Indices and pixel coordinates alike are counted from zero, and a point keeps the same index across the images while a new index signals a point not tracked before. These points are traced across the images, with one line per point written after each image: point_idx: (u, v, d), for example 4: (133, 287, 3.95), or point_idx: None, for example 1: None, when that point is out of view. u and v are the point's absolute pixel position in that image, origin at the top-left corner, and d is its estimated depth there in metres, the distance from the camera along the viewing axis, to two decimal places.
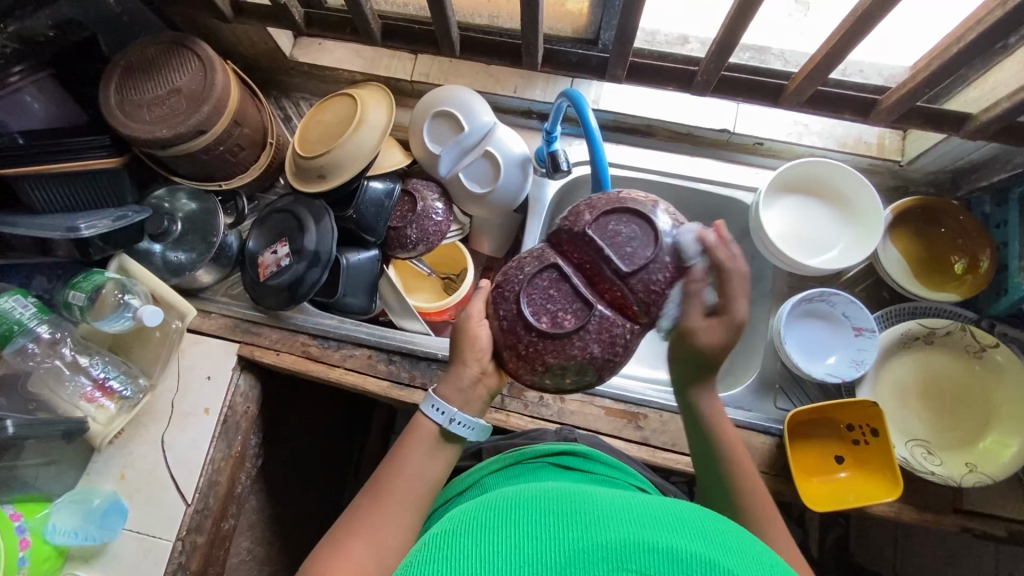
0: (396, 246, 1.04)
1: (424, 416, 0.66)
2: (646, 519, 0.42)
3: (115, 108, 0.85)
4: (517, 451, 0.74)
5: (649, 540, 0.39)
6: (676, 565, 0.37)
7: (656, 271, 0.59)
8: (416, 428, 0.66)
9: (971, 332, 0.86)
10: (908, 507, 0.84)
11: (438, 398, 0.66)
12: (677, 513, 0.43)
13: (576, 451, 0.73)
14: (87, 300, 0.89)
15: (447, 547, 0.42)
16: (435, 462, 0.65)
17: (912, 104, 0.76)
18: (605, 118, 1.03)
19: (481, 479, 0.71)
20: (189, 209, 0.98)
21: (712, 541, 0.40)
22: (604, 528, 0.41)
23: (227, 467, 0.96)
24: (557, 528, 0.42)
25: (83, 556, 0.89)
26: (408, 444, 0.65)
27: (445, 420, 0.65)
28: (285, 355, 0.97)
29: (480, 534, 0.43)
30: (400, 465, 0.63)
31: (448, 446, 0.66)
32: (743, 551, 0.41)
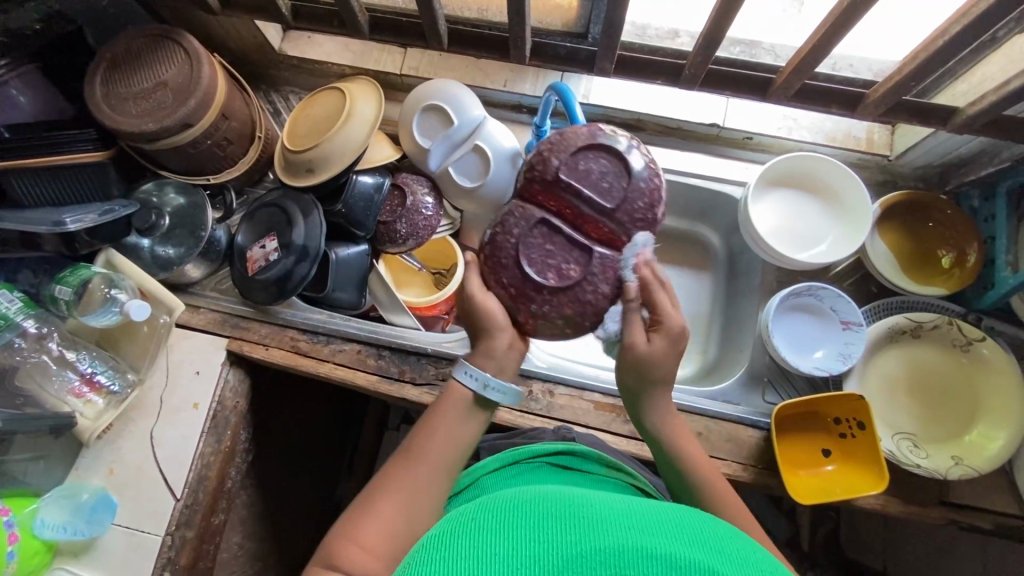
0: (385, 240, 1.04)
1: (457, 383, 0.63)
2: (645, 524, 0.41)
3: (100, 101, 0.84)
4: (515, 449, 0.77)
5: (647, 546, 0.38)
6: (674, 571, 0.36)
7: (635, 200, 0.62)
8: (449, 393, 0.64)
9: (957, 325, 0.87)
10: (895, 500, 0.84)
11: (471, 364, 0.63)
12: (678, 519, 0.43)
13: (574, 451, 0.76)
14: (73, 295, 0.88)
15: (443, 549, 0.42)
16: (469, 426, 0.63)
17: (899, 97, 0.76)
18: (595, 112, 1.02)
19: (480, 478, 0.73)
20: (177, 204, 0.97)
21: (712, 549, 0.39)
22: (603, 531, 0.40)
23: (216, 462, 0.95)
24: (556, 531, 0.41)
25: (72, 551, 0.89)
26: (437, 407, 0.64)
27: (481, 387, 0.62)
28: (274, 349, 0.97)
29: (478, 537, 0.42)
30: (433, 428, 0.62)
31: (478, 412, 0.64)
32: (744, 559, 0.40)
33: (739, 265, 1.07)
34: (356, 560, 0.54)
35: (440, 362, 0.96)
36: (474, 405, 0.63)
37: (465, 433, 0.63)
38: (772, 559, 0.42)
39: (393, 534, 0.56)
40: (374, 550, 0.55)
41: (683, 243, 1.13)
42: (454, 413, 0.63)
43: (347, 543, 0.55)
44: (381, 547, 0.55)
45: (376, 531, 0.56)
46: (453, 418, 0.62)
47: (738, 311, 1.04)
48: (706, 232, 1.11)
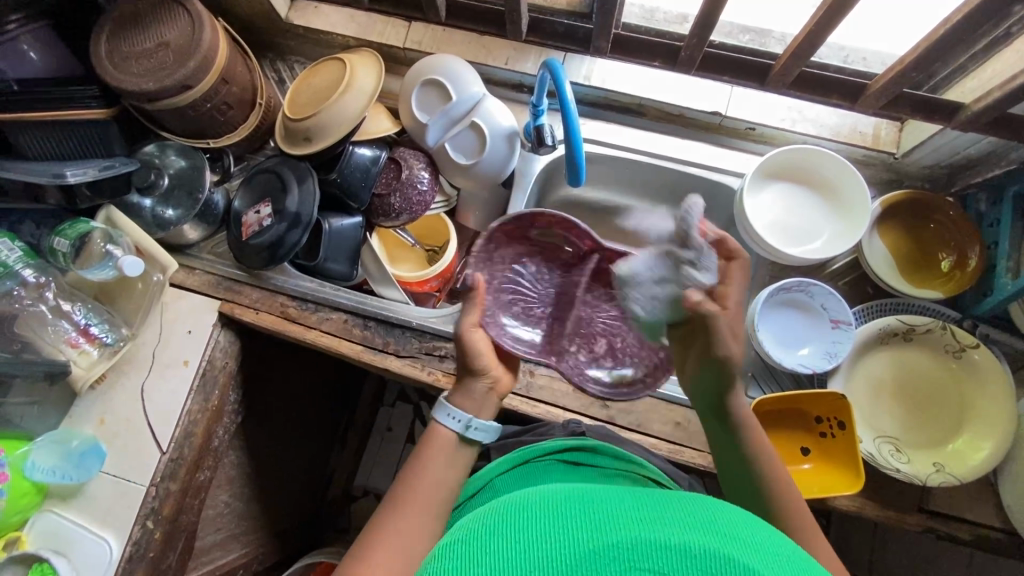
0: (379, 214, 1.05)
1: (439, 425, 0.68)
2: (658, 516, 0.42)
3: (104, 59, 0.86)
4: (524, 448, 0.75)
5: (661, 538, 0.39)
6: (689, 560, 0.38)
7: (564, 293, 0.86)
8: (433, 435, 0.68)
9: (951, 331, 0.84)
10: (872, 503, 0.83)
11: (453, 406, 0.69)
12: (687, 508, 0.43)
13: (586, 446, 0.75)
14: (71, 249, 0.91)
15: (463, 553, 0.42)
16: (456, 467, 0.66)
17: (901, 89, 0.74)
18: (596, 95, 1.01)
19: (492, 480, 0.71)
20: (179, 166, 0.99)
21: (725, 535, 0.40)
22: (614, 527, 0.41)
23: (203, 420, 0.98)
24: (569, 527, 0.42)
25: (61, 495, 0.93)
26: (421, 449, 0.67)
27: (463, 428, 0.68)
28: (264, 314, 0.98)
29: (494, 538, 0.43)
30: (420, 474, 0.64)
31: (463, 455, 0.67)
32: (760, 544, 0.41)
33: None
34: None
35: (424, 336, 0.96)
36: (459, 443, 0.68)
37: (452, 476, 0.65)
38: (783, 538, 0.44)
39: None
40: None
41: None
42: (441, 459, 0.66)
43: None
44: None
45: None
46: (441, 460, 0.66)
47: None
48: None
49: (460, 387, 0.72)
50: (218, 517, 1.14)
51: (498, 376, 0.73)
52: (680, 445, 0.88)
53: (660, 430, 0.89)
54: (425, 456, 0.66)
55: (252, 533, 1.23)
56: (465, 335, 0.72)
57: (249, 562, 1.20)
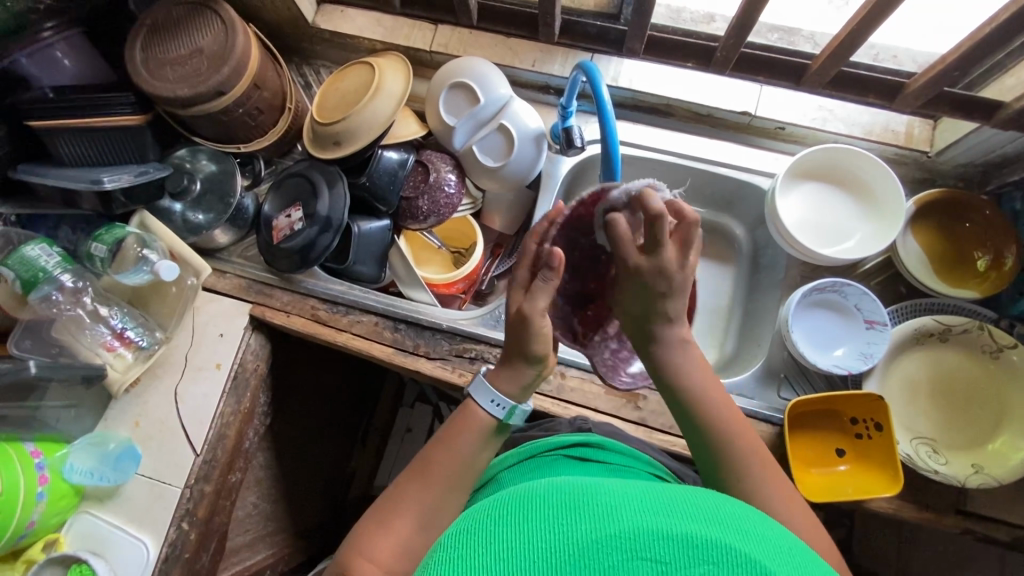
0: (407, 216, 1.05)
1: (478, 406, 0.66)
2: (658, 504, 0.39)
3: (139, 66, 0.87)
4: (533, 443, 0.76)
5: (662, 527, 0.37)
6: (693, 553, 0.35)
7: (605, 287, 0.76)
8: (469, 417, 0.66)
9: (988, 331, 0.83)
10: (908, 504, 0.83)
11: (499, 393, 0.65)
12: (686, 496, 0.41)
13: (592, 442, 0.74)
14: (108, 252, 0.92)
15: (450, 550, 0.38)
16: (486, 452, 0.66)
17: (942, 88, 0.73)
18: (624, 96, 1.01)
19: (499, 475, 0.73)
20: (209, 170, 1.00)
21: (726, 524, 0.38)
22: (611, 515, 0.38)
23: (235, 422, 0.99)
24: (564, 516, 0.38)
25: (98, 497, 0.94)
26: (455, 426, 0.66)
27: (505, 414, 0.66)
28: (295, 317, 0.99)
29: (482, 533, 0.39)
30: (448, 453, 0.64)
31: (496, 438, 0.67)
32: (760, 532, 0.39)
33: (762, 259, 1.05)
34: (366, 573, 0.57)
35: (454, 339, 0.97)
36: (490, 430, 0.66)
37: (481, 458, 0.66)
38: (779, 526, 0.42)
39: (403, 548, 0.59)
40: (382, 564, 0.57)
41: (705, 233, 1.12)
42: (471, 440, 0.65)
43: (357, 556, 0.58)
44: (389, 561, 0.58)
45: (383, 547, 0.58)
46: (473, 441, 0.65)
47: (757, 305, 1.03)
48: (730, 223, 1.10)
49: (504, 368, 0.66)
50: (247, 518, 1.15)
51: (549, 365, 0.67)
52: None
53: None
54: (457, 433, 0.65)
55: (280, 533, 1.25)
56: (533, 321, 0.62)
57: (276, 562, 1.21)
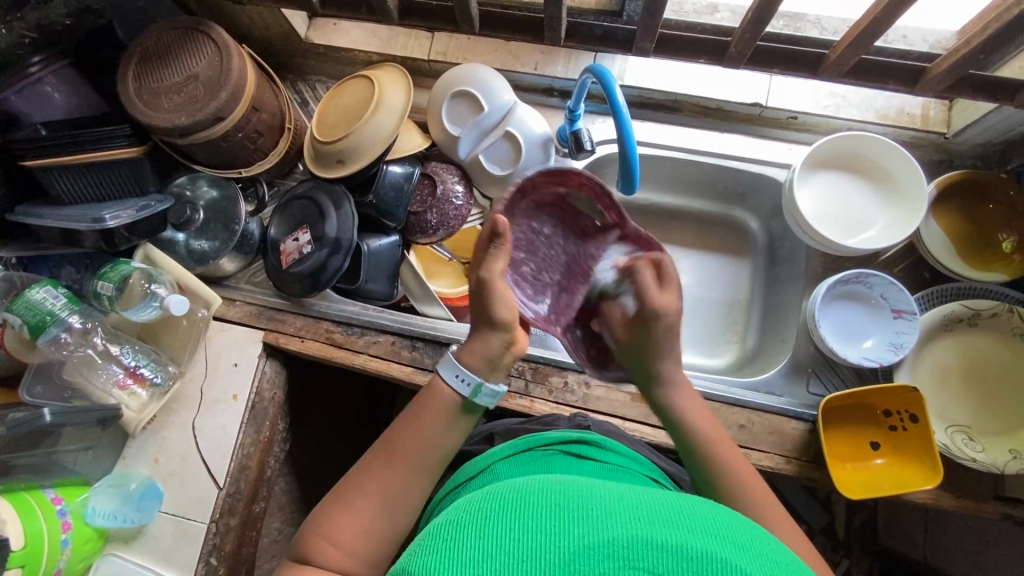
0: (416, 231, 1.03)
1: (443, 382, 0.61)
2: (657, 514, 0.38)
3: (133, 96, 0.84)
4: (527, 436, 0.73)
5: (659, 537, 0.36)
6: (685, 564, 0.34)
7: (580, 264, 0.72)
8: (434, 393, 0.61)
9: (1018, 313, 0.82)
10: (947, 494, 0.81)
11: (462, 366, 0.61)
12: (688, 506, 0.40)
13: (589, 440, 0.72)
14: (115, 291, 0.89)
15: (443, 539, 0.39)
16: (454, 431, 0.61)
17: (965, 72, 0.71)
18: (630, 94, 0.99)
19: (493, 464, 0.68)
20: (210, 196, 0.98)
21: (724, 538, 0.37)
22: (608, 522, 0.37)
23: (256, 452, 0.97)
24: (558, 522, 0.38)
25: (122, 538, 0.92)
26: (420, 403, 0.61)
27: (471, 391, 0.61)
28: (309, 341, 0.97)
29: (474, 527, 0.39)
30: (418, 429, 0.60)
31: (464, 417, 0.62)
32: (759, 549, 0.38)
33: (780, 251, 1.03)
34: (332, 558, 0.54)
35: None
36: (457, 407, 0.62)
37: (449, 438, 0.61)
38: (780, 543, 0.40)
39: (369, 531, 0.56)
40: (348, 547, 0.55)
41: (719, 227, 1.10)
42: (439, 417, 0.61)
43: (320, 539, 0.55)
44: (355, 544, 0.55)
45: (349, 529, 0.55)
46: (438, 422, 0.61)
47: (778, 299, 1.01)
48: (745, 216, 1.08)
49: (471, 341, 0.62)
50: (273, 544, 1.14)
51: (520, 334, 0.63)
52: None
53: None
54: (424, 412, 0.61)
55: None
56: (491, 284, 0.61)
57: None
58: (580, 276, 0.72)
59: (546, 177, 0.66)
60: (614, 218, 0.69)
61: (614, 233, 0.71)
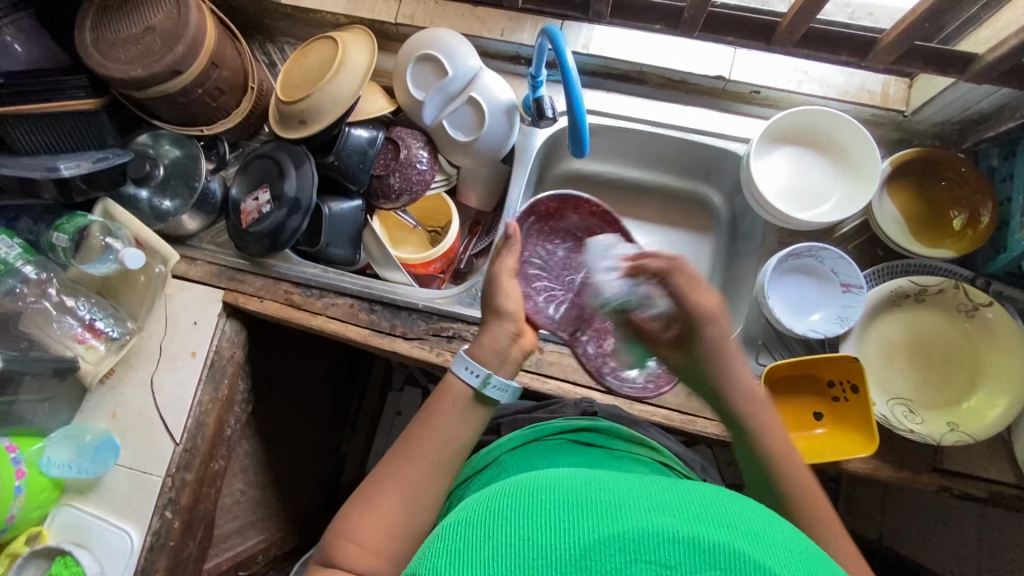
0: (380, 196, 1.03)
1: (456, 378, 0.66)
2: (668, 506, 0.40)
3: (89, 48, 0.84)
4: (536, 427, 0.75)
5: (670, 529, 0.38)
6: (697, 555, 0.36)
7: None
8: (449, 388, 0.66)
9: (964, 290, 0.83)
10: (885, 464, 0.83)
11: (472, 359, 0.66)
12: (694, 498, 0.41)
13: (597, 428, 0.74)
14: (71, 242, 0.91)
15: (456, 544, 0.41)
16: (470, 422, 0.65)
17: (912, 43, 0.71)
18: (595, 64, 0.99)
19: (500, 456, 0.71)
20: (173, 155, 0.97)
21: (736, 527, 0.39)
22: (619, 515, 0.39)
23: (214, 410, 0.98)
24: (571, 517, 0.40)
25: (78, 489, 0.93)
26: (436, 398, 0.66)
27: (480, 383, 0.65)
28: (268, 302, 0.98)
29: (486, 529, 0.41)
30: (432, 424, 0.64)
31: (480, 408, 0.66)
32: (775, 539, 0.39)
33: (740, 227, 1.04)
34: (355, 558, 0.55)
35: (430, 317, 0.96)
36: (474, 400, 0.66)
37: (465, 430, 0.65)
38: (788, 526, 0.42)
39: (392, 527, 0.58)
40: (371, 546, 0.56)
41: (684, 203, 1.11)
42: (455, 410, 0.65)
43: (344, 540, 0.56)
44: (378, 543, 0.57)
45: (372, 528, 0.57)
46: (454, 415, 0.64)
47: (736, 274, 1.02)
48: (709, 192, 1.08)
49: (483, 333, 0.70)
50: (235, 505, 1.14)
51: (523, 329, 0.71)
52: (693, 415, 0.88)
53: (672, 402, 0.88)
54: (440, 406, 0.65)
55: (270, 518, 1.25)
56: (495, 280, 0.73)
57: (268, 547, 1.23)
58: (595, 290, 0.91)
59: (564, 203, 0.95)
60: (626, 241, 0.90)
61: (628, 252, 0.90)
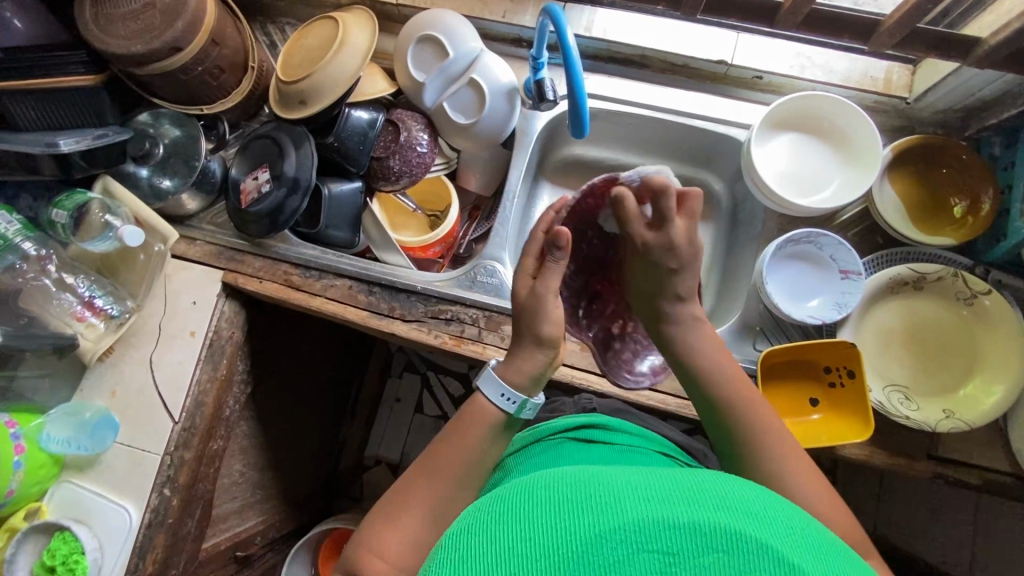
0: (379, 177, 1.02)
1: (488, 402, 0.67)
2: (667, 493, 0.40)
3: (89, 23, 0.84)
4: (535, 429, 0.79)
5: (670, 517, 0.38)
6: (699, 540, 0.37)
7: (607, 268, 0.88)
8: (477, 408, 0.67)
9: (962, 277, 0.83)
10: (880, 450, 0.83)
11: (507, 386, 0.66)
12: (690, 484, 0.41)
13: (596, 424, 0.77)
14: (70, 219, 0.90)
15: (458, 552, 0.40)
16: (496, 446, 0.67)
17: (915, 25, 0.71)
18: (596, 47, 0.98)
19: (506, 462, 0.76)
20: (173, 135, 0.97)
21: (735, 509, 0.39)
22: (618, 507, 0.39)
23: (212, 389, 0.98)
24: (571, 513, 0.39)
25: (77, 466, 0.94)
26: (464, 417, 0.67)
27: (516, 408, 0.67)
28: (268, 283, 0.98)
29: (486, 537, 0.40)
30: (457, 444, 0.65)
31: (505, 431, 0.68)
32: (772, 517, 0.40)
33: (741, 215, 1.04)
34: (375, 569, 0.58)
35: (429, 300, 0.96)
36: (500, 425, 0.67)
37: (491, 452, 0.67)
38: (783, 503, 0.43)
39: (413, 541, 0.60)
40: (393, 560, 0.58)
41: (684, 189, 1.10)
42: (481, 432, 0.66)
43: (366, 551, 0.59)
44: (399, 556, 0.59)
45: (392, 541, 0.59)
46: (481, 436, 0.66)
47: (735, 260, 1.02)
48: (710, 179, 1.08)
49: (512, 358, 0.68)
50: (234, 485, 1.14)
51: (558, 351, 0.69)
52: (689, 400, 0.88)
53: (668, 386, 0.89)
54: (466, 426, 0.66)
55: (268, 501, 1.25)
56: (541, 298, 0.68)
57: (266, 529, 1.23)
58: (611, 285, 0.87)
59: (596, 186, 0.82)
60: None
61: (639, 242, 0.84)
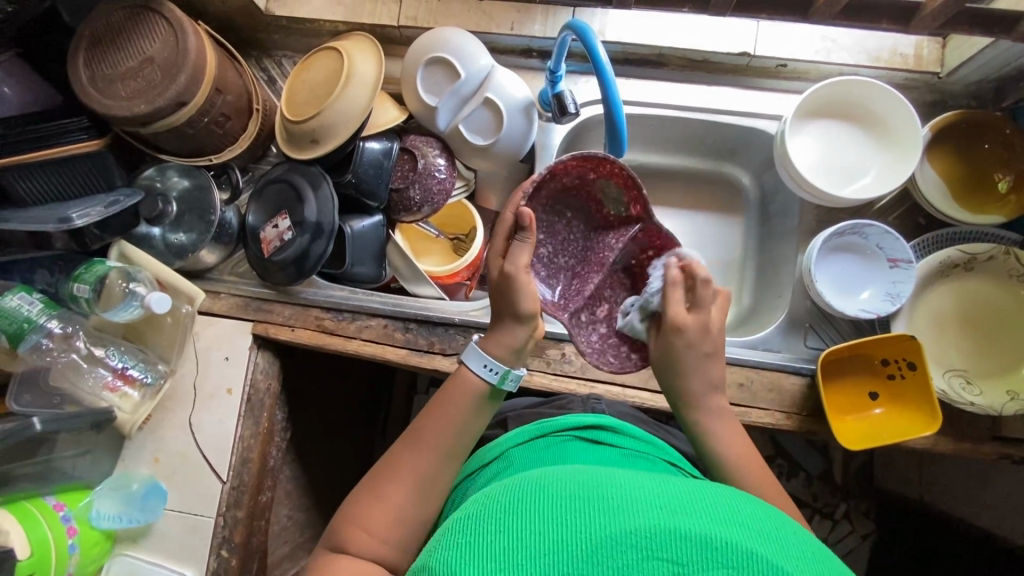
0: (400, 209, 0.99)
1: (469, 372, 0.65)
2: (684, 504, 0.38)
3: (87, 87, 0.80)
4: (542, 421, 0.71)
5: (684, 527, 0.35)
6: (710, 553, 0.34)
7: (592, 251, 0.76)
8: (461, 381, 0.65)
9: (1014, 255, 0.81)
10: (945, 437, 0.82)
11: (489, 356, 0.64)
12: (708, 497, 0.39)
13: (604, 425, 0.70)
14: (93, 292, 0.87)
15: (464, 536, 0.39)
16: (478, 420, 0.65)
17: (961, 6, 0.67)
18: (612, 51, 0.95)
19: (505, 451, 0.68)
20: (182, 186, 0.93)
21: (751, 526, 0.37)
22: (632, 512, 0.37)
23: (257, 444, 0.95)
24: (582, 513, 0.37)
25: (131, 538, 0.92)
26: (447, 390, 0.65)
27: (499, 379, 0.64)
28: (300, 330, 0.95)
29: (495, 522, 0.39)
30: (441, 418, 0.63)
31: (489, 404, 0.66)
32: (791, 542, 0.37)
33: (772, 206, 1.01)
34: (364, 543, 0.58)
35: (468, 331, 0.93)
36: (479, 399, 0.65)
37: (473, 424, 0.64)
38: (799, 527, 0.40)
39: (397, 517, 0.59)
40: (380, 534, 0.58)
41: (711, 184, 1.07)
42: (466, 405, 0.64)
43: (354, 527, 0.59)
44: (384, 530, 0.59)
45: (380, 517, 0.59)
46: (464, 411, 0.64)
47: (771, 254, 0.99)
48: (736, 171, 1.05)
49: (494, 332, 0.65)
50: (284, 530, 1.13)
51: (540, 322, 0.65)
52: None
53: None
54: (448, 395, 0.65)
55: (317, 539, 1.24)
56: (515, 277, 0.62)
57: None
58: (596, 264, 0.76)
59: (579, 161, 0.68)
60: (638, 211, 0.73)
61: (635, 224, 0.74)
